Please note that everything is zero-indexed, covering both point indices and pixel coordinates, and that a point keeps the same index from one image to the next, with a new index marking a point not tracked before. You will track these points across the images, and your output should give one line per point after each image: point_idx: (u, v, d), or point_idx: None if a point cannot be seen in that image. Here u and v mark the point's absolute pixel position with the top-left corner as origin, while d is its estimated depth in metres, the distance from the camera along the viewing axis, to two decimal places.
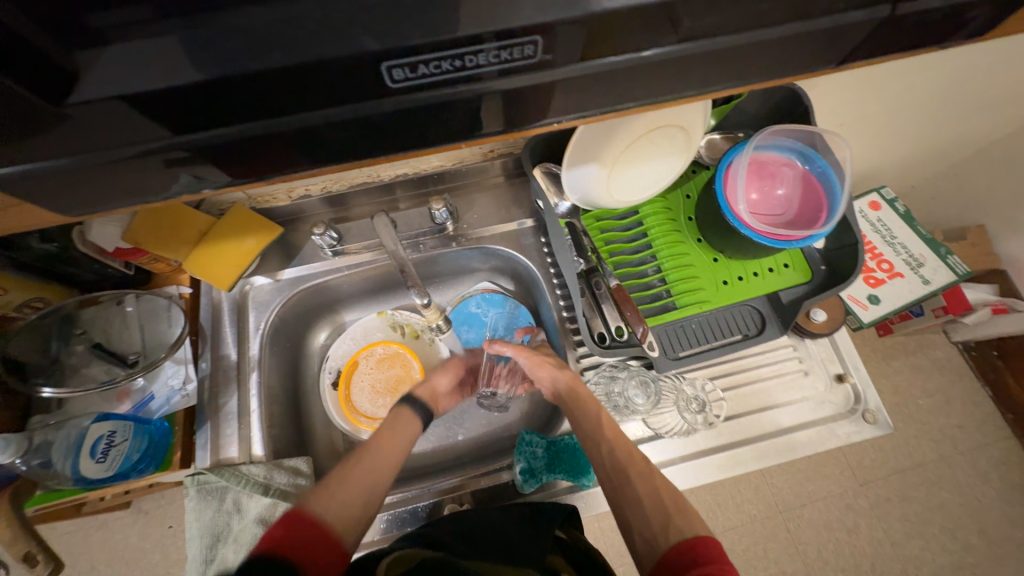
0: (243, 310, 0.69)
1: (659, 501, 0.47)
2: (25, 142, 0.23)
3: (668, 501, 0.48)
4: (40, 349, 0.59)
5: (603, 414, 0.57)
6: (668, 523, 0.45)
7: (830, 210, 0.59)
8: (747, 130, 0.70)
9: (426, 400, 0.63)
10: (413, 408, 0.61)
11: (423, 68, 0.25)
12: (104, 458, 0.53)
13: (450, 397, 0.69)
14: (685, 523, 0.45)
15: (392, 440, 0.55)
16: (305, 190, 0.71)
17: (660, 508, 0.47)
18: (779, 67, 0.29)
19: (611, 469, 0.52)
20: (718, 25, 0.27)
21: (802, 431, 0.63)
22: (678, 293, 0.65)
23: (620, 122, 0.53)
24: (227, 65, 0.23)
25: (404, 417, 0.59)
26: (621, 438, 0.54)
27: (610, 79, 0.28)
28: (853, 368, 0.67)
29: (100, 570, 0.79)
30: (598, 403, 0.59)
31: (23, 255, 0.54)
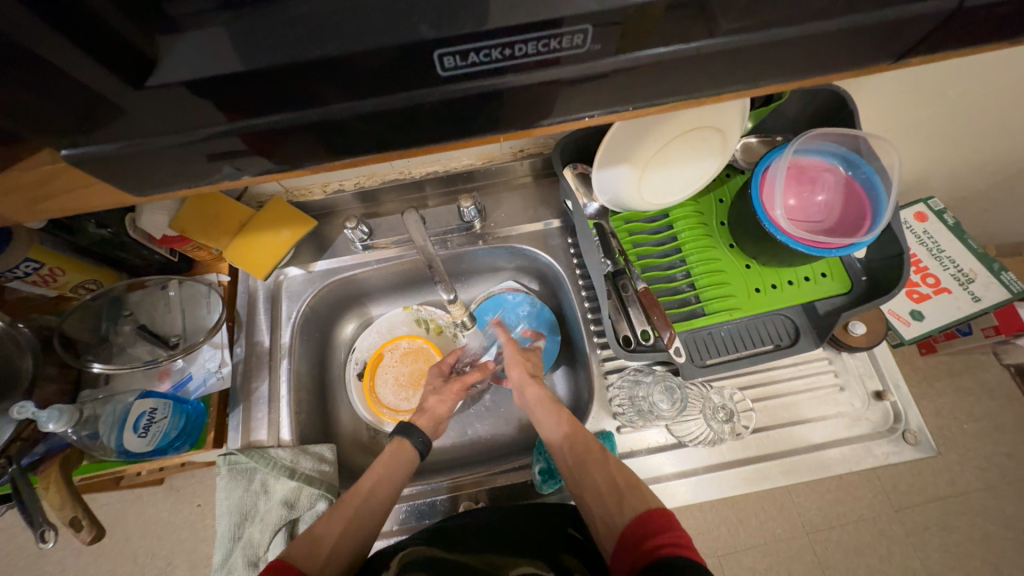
0: (277, 299, 0.71)
1: (616, 484, 0.51)
2: (101, 124, 0.25)
3: (622, 481, 0.51)
4: (92, 328, 0.63)
5: (560, 412, 0.60)
6: (623, 503, 0.48)
7: (875, 217, 0.57)
8: (786, 134, 0.68)
9: (426, 431, 0.64)
10: (411, 443, 0.61)
11: (473, 56, 0.25)
12: (145, 432, 0.56)
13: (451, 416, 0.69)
14: (637, 499, 0.48)
15: (387, 476, 0.57)
16: (339, 185, 0.73)
17: (615, 491, 0.50)
18: (830, 62, 0.29)
19: (574, 464, 0.54)
20: (770, 18, 0.26)
21: (834, 449, 0.61)
22: (707, 299, 0.63)
23: (654, 122, 0.53)
24: (287, 52, 0.24)
25: (402, 451, 0.61)
26: (579, 430, 0.57)
27: (656, 71, 0.27)
28: (893, 386, 0.64)
29: (133, 541, 0.83)
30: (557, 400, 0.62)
31: (81, 239, 0.59)
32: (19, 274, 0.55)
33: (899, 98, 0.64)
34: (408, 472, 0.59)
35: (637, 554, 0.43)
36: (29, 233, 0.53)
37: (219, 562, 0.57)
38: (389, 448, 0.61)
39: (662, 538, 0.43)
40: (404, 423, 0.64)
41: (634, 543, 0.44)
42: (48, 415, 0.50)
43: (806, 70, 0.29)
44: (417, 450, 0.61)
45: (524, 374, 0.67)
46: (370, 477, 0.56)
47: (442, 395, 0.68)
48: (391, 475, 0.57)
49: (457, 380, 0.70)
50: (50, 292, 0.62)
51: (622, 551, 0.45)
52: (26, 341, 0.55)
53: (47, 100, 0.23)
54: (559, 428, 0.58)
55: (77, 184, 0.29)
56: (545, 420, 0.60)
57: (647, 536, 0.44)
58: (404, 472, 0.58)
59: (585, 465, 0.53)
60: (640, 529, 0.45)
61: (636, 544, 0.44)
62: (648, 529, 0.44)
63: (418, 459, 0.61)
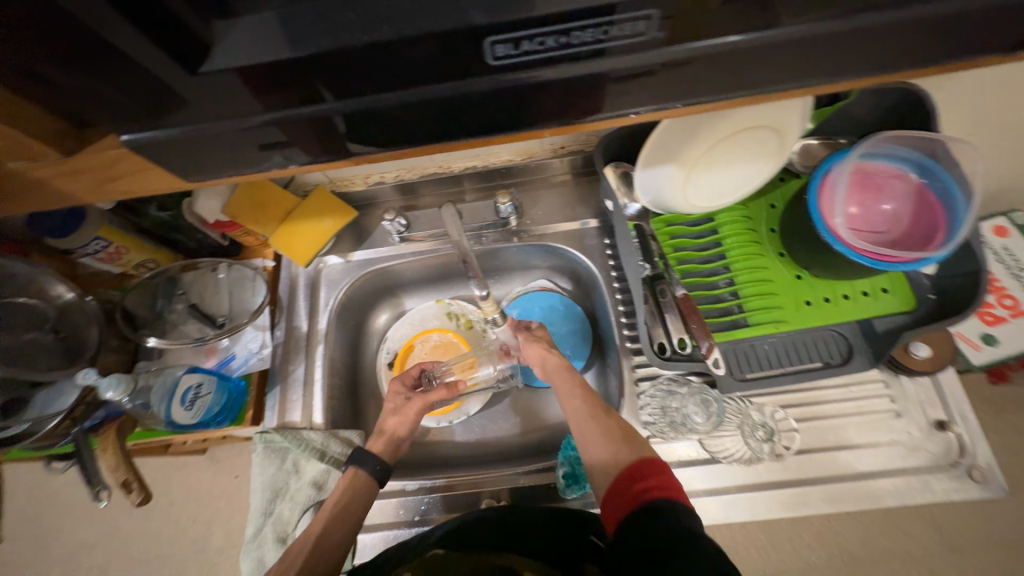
0: (316, 286, 0.74)
1: (616, 437, 0.53)
2: (166, 106, 0.26)
3: (620, 431, 0.53)
4: (149, 304, 0.68)
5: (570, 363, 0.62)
6: (619, 452, 0.51)
7: (950, 230, 0.52)
8: (851, 136, 0.63)
9: (382, 454, 0.60)
10: (367, 470, 0.56)
11: (527, 43, 0.24)
12: (190, 406, 0.60)
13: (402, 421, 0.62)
14: (632, 446, 0.51)
15: (344, 513, 0.54)
16: (380, 177, 0.74)
17: (613, 443, 0.52)
18: (916, 55, 0.26)
19: (576, 421, 0.56)
20: (857, 3, 0.24)
21: (885, 479, 0.56)
22: (752, 309, 0.60)
23: (704, 120, 0.50)
24: (342, 39, 0.24)
25: (356, 483, 0.56)
26: (583, 392, 0.58)
27: (716, 63, 0.26)
28: (959, 417, 0.58)
29: (177, 505, 0.89)
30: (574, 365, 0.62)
31: (146, 221, 0.63)
32: (90, 250, 0.60)
33: (985, 100, 0.58)
34: (368, 500, 0.56)
35: (630, 493, 0.46)
36: (100, 214, 0.58)
37: (251, 535, 0.59)
38: (343, 479, 0.57)
39: (653, 480, 0.46)
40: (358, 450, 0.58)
41: (626, 486, 0.47)
42: (106, 382, 0.53)
43: (886, 65, 0.27)
44: (374, 476, 0.56)
45: (542, 349, 0.65)
46: (320, 520, 0.53)
47: (402, 414, 0.62)
48: (347, 510, 0.54)
49: (420, 398, 0.63)
50: (115, 269, 0.67)
51: (614, 493, 0.48)
52: (92, 312, 0.60)
53: (120, 82, 0.24)
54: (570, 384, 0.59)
55: (138, 167, 0.31)
56: (559, 383, 0.60)
57: (637, 479, 0.47)
58: (361, 502, 0.55)
59: (591, 412, 0.56)
60: (633, 473, 0.48)
61: (628, 486, 0.47)
62: (639, 473, 0.48)
63: (379, 487, 0.57)
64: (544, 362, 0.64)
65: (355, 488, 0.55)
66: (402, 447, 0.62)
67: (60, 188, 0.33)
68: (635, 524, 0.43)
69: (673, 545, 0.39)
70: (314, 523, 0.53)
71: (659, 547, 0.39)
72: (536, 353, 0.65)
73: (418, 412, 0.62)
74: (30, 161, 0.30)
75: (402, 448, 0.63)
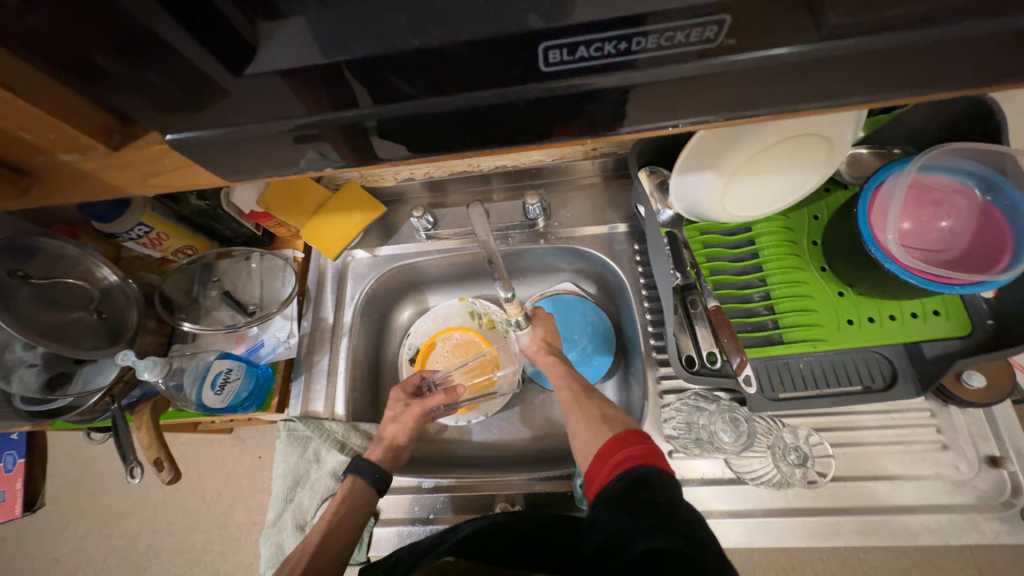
0: (343, 279, 0.75)
1: (603, 415, 0.56)
2: (209, 106, 0.26)
3: (607, 412, 0.56)
4: (185, 290, 0.70)
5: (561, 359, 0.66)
6: (605, 428, 0.54)
7: (1016, 253, 0.48)
8: (906, 147, 0.59)
9: (382, 463, 0.60)
10: (363, 477, 0.57)
11: (583, 50, 0.23)
12: (220, 390, 0.61)
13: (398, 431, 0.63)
14: (617, 422, 0.54)
15: (342, 521, 0.55)
16: (410, 174, 0.73)
17: (600, 421, 0.55)
18: (1001, 70, 0.24)
19: (568, 404, 0.60)
20: (942, 12, 0.22)
21: (925, 514, 0.53)
22: (788, 325, 0.57)
23: (749, 127, 0.48)
24: (387, 43, 0.24)
25: (355, 490, 0.57)
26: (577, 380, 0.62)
27: (776, 74, 0.24)
28: (1015, 454, 0.54)
29: (203, 481, 0.93)
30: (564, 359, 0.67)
31: (185, 209, 0.65)
32: (134, 236, 0.62)
33: None
34: (366, 508, 0.56)
35: (611, 464, 0.48)
36: (144, 201, 0.60)
37: (272, 519, 0.61)
38: (343, 486, 0.58)
39: (633, 449, 0.48)
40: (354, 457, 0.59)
41: (607, 455, 0.49)
42: (144, 364, 0.55)
43: (963, 80, 0.25)
44: (371, 483, 0.57)
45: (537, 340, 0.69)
46: (319, 529, 0.54)
47: (399, 422, 0.63)
48: (347, 518, 0.55)
49: (418, 403, 0.64)
50: (156, 254, 0.69)
51: (597, 462, 0.50)
52: (132, 294, 0.63)
53: (166, 80, 0.25)
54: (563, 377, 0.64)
55: (180, 163, 0.31)
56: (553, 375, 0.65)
57: (619, 450, 0.49)
58: (359, 511, 0.56)
59: (579, 399, 0.60)
60: (614, 442, 0.50)
61: (609, 455, 0.49)
62: (621, 444, 0.49)
63: (379, 494, 0.57)
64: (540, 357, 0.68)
65: (353, 495, 0.56)
66: (400, 455, 0.63)
67: (106, 180, 0.33)
68: (615, 491, 0.45)
69: (647, 508, 0.41)
70: (314, 531, 0.55)
71: (634, 508, 0.41)
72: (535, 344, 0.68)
73: (416, 418, 0.63)
74: (80, 154, 0.30)
75: (402, 457, 0.63)
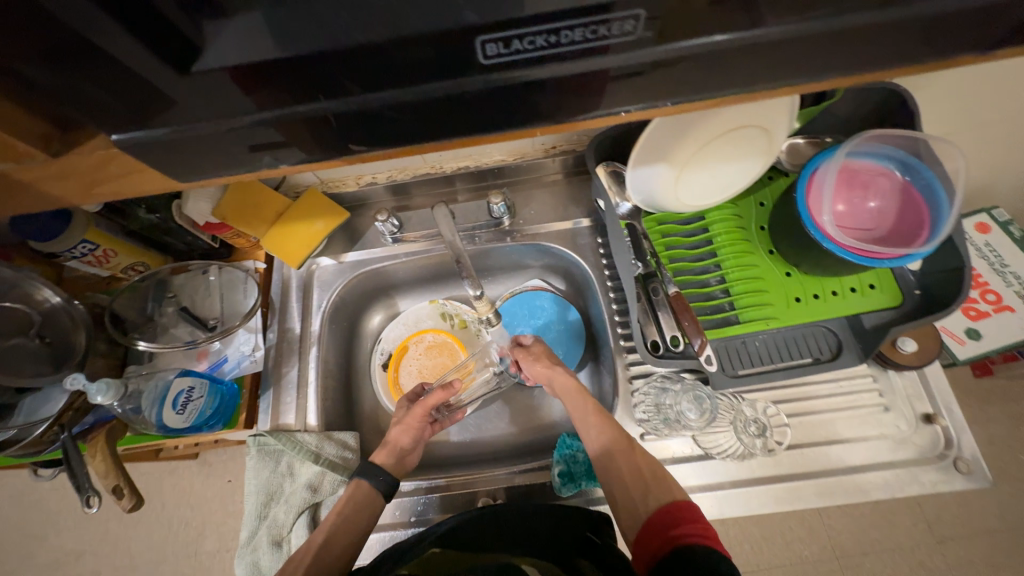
0: (308, 288, 0.73)
1: (647, 473, 0.53)
2: (152, 109, 0.26)
3: (652, 469, 0.53)
4: (138, 308, 0.67)
5: (587, 398, 0.60)
6: (650, 492, 0.51)
7: (934, 227, 0.53)
8: (836, 134, 0.65)
9: (387, 466, 0.61)
10: (371, 483, 0.57)
11: (517, 43, 0.24)
12: (183, 410, 0.59)
13: (404, 434, 0.64)
14: (665, 488, 0.51)
15: (347, 523, 0.54)
16: (372, 178, 0.74)
17: (644, 480, 0.52)
18: (898, 56, 0.27)
19: (600, 448, 0.55)
20: (844, 4, 0.24)
21: (873, 472, 0.57)
22: (743, 306, 0.61)
23: (695, 120, 0.51)
24: (330, 39, 0.24)
25: (358, 493, 0.57)
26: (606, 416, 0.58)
27: (704, 63, 0.26)
28: (946, 410, 0.59)
29: (168, 510, 0.88)
30: (585, 387, 0.61)
31: (133, 224, 0.62)
32: (76, 254, 0.59)
33: (967, 98, 0.59)
34: (370, 512, 0.56)
35: (665, 540, 0.46)
36: (87, 216, 0.57)
37: (246, 538, 0.59)
38: (347, 490, 0.57)
39: (690, 528, 0.46)
40: (365, 462, 0.59)
41: (660, 528, 0.47)
42: (96, 387, 0.53)
43: (871, 64, 0.27)
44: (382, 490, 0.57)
45: (548, 367, 0.64)
46: (324, 529, 0.54)
47: (403, 424, 0.64)
48: (350, 522, 0.55)
49: (420, 405, 0.65)
50: (103, 272, 0.66)
51: (648, 533, 0.48)
52: (80, 317, 0.59)
53: (106, 83, 0.24)
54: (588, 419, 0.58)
55: (127, 169, 0.30)
56: (575, 413, 0.59)
57: (672, 526, 0.47)
58: (365, 512, 0.56)
59: (613, 451, 0.55)
60: (668, 516, 0.48)
61: (663, 529, 0.47)
62: (674, 519, 0.47)
63: (384, 501, 0.57)
64: (561, 397, 0.62)
65: (358, 501, 0.56)
66: (405, 459, 0.63)
67: (44, 189, 0.32)
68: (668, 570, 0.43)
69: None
70: (318, 532, 0.54)
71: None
72: (541, 369, 0.64)
73: (420, 420, 0.64)
74: (15, 163, 0.29)
75: (408, 460, 0.64)
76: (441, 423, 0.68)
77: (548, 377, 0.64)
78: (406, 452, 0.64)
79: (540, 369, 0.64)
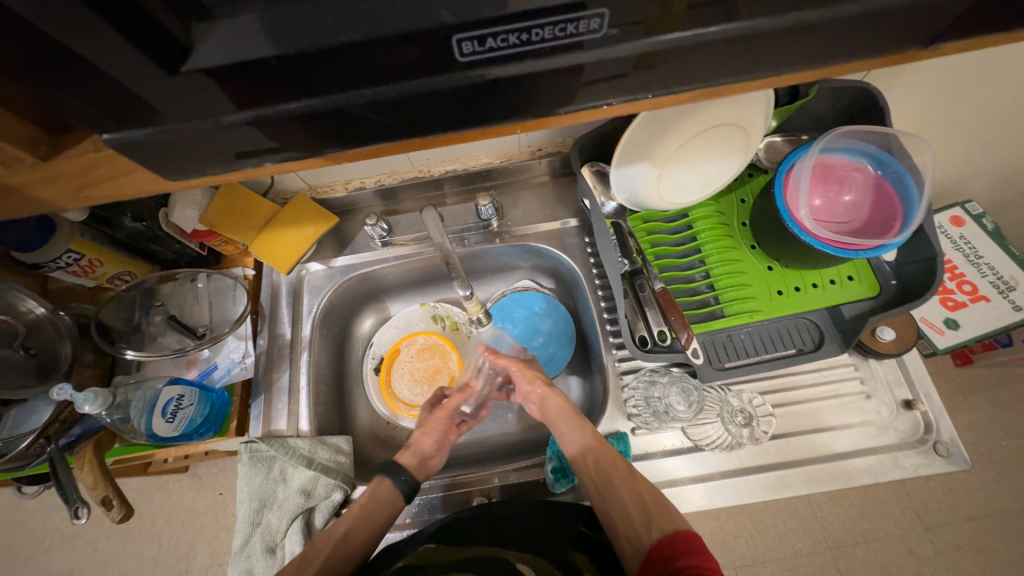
0: (298, 293, 0.73)
1: (645, 502, 0.50)
2: (137, 113, 0.26)
3: (651, 497, 0.51)
4: (125, 317, 0.66)
5: (583, 423, 0.58)
6: (652, 524, 0.48)
7: (906, 219, 0.55)
8: (810, 132, 0.67)
9: (410, 468, 0.60)
10: (392, 481, 0.58)
11: (491, 41, 0.25)
12: (172, 418, 0.58)
13: (428, 436, 0.64)
14: (666, 518, 0.49)
15: (367, 518, 0.55)
16: (361, 182, 0.74)
17: (643, 510, 0.50)
18: (853, 50, 0.28)
19: (597, 476, 0.53)
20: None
21: (858, 458, 0.59)
22: (727, 300, 0.62)
23: (674, 118, 0.52)
24: (310, 39, 0.25)
25: (381, 491, 0.57)
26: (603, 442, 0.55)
27: (671, 59, 0.27)
28: (924, 395, 0.61)
29: (159, 525, 0.87)
30: (579, 410, 0.59)
31: (119, 232, 0.62)
32: (61, 264, 0.58)
33: (933, 95, 0.62)
34: (391, 510, 0.57)
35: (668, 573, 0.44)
36: (72, 226, 0.57)
37: (239, 546, 0.58)
38: (371, 484, 0.58)
39: (692, 559, 0.44)
40: (389, 460, 0.60)
41: (662, 561, 0.45)
42: (83, 397, 0.52)
43: (833, 57, 0.29)
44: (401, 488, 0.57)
45: (541, 386, 0.64)
46: (345, 520, 0.55)
47: (426, 428, 0.65)
48: (369, 518, 0.55)
49: (441, 409, 0.67)
50: (89, 283, 0.65)
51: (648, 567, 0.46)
52: (65, 326, 0.58)
53: (88, 87, 0.25)
54: (582, 442, 0.55)
55: (115, 172, 0.31)
56: (569, 435, 0.57)
57: (676, 558, 0.45)
58: (386, 509, 0.56)
59: (611, 480, 0.52)
60: (669, 549, 0.46)
61: (664, 562, 0.45)
62: (678, 551, 0.45)
63: (404, 501, 0.58)
64: (553, 424, 0.60)
65: (383, 497, 0.57)
66: (429, 464, 0.62)
67: (33, 194, 0.32)
68: None
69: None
70: (338, 522, 0.55)
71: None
72: (537, 392, 0.64)
73: (442, 423, 0.66)
74: (6, 167, 0.30)
75: (431, 464, 0.63)
76: (464, 425, 0.69)
77: (543, 401, 0.63)
78: (431, 457, 0.63)
79: (535, 391, 0.64)
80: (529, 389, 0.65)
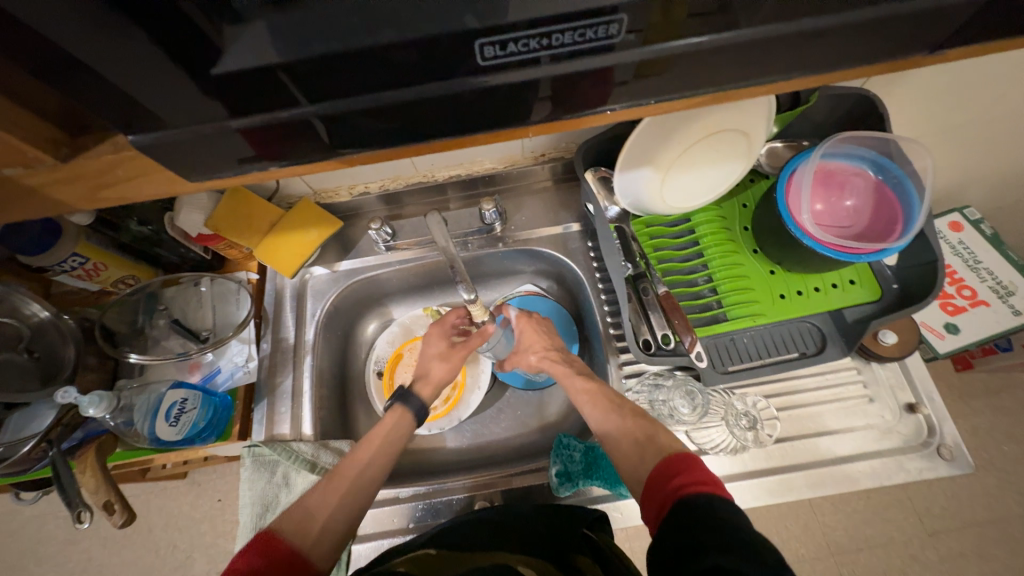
0: (302, 297, 0.73)
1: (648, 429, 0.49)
2: (152, 116, 0.27)
3: (656, 429, 0.50)
4: (129, 321, 0.66)
5: (583, 380, 0.59)
6: (656, 450, 0.47)
7: (907, 222, 0.55)
8: (812, 138, 0.68)
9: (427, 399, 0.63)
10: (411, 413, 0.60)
11: (513, 45, 0.26)
12: (175, 422, 0.58)
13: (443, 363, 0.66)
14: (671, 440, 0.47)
15: (387, 446, 0.55)
16: (365, 187, 0.75)
17: (646, 436, 0.49)
18: (861, 57, 0.29)
19: (594, 426, 0.54)
20: (812, 6, 0.26)
21: (863, 462, 0.58)
22: (730, 303, 0.62)
23: (677, 122, 0.53)
24: (332, 42, 0.25)
25: (401, 425, 0.59)
26: (596, 394, 0.56)
27: (688, 61, 0.28)
28: (927, 399, 0.61)
29: (156, 534, 0.86)
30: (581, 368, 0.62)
31: (124, 236, 0.63)
32: (66, 267, 0.58)
33: (933, 101, 0.63)
34: (404, 446, 0.58)
35: (665, 493, 0.41)
36: (77, 229, 0.57)
37: None
38: (389, 417, 0.59)
39: (690, 477, 0.41)
40: (403, 391, 0.62)
41: (660, 485, 0.42)
42: (88, 399, 0.52)
43: (842, 63, 0.29)
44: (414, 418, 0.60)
45: (540, 346, 0.67)
46: (368, 448, 0.54)
47: (448, 362, 0.67)
48: (390, 443, 0.56)
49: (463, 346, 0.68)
50: (92, 286, 0.65)
51: (649, 492, 0.43)
52: (69, 331, 0.58)
53: (106, 91, 0.25)
54: (580, 387, 0.58)
55: (134, 173, 0.31)
56: (567, 382, 0.60)
57: (675, 476, 0.42)
58: (400, 441, 0.57)
59: (611, 420, 0.53)
60: (665, 471, 0.43)
61: (660, 488, 0.42)
62: (674, 469, 0.42)
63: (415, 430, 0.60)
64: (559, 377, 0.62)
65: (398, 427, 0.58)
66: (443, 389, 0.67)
67: (50, 196, 0.33)
68: (670, 523, 0.38)
69: (708, 539, 0.34)
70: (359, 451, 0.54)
71: (692, 539, 0.35)
72: (533, 363, 0.66)
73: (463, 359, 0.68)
74: (25, 168, 0.30)
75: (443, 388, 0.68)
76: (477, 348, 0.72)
77: (542, 369, 0.65)
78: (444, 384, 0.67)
79: (532, 362, 0.67)
80: (527, 359, 0.68)
